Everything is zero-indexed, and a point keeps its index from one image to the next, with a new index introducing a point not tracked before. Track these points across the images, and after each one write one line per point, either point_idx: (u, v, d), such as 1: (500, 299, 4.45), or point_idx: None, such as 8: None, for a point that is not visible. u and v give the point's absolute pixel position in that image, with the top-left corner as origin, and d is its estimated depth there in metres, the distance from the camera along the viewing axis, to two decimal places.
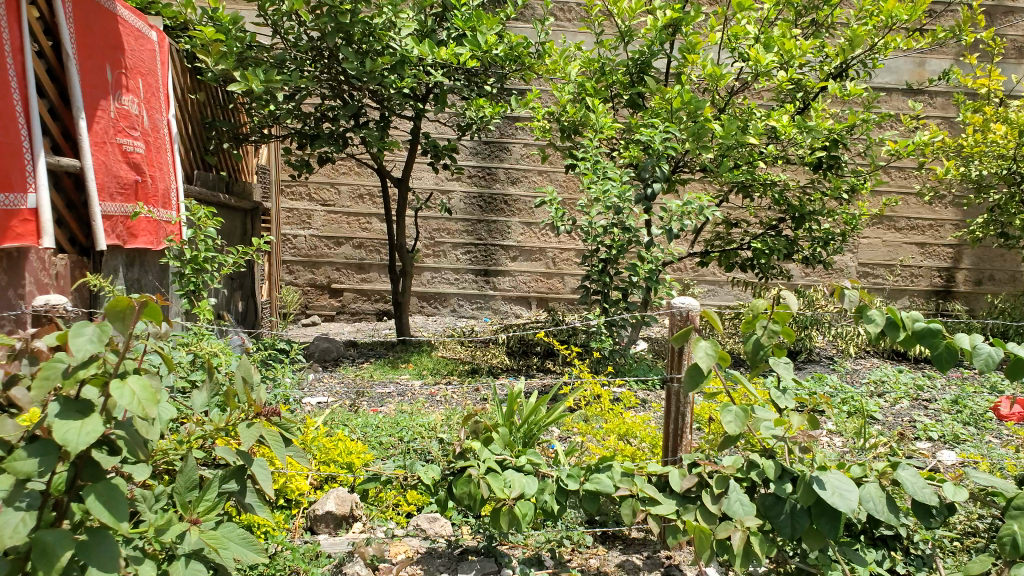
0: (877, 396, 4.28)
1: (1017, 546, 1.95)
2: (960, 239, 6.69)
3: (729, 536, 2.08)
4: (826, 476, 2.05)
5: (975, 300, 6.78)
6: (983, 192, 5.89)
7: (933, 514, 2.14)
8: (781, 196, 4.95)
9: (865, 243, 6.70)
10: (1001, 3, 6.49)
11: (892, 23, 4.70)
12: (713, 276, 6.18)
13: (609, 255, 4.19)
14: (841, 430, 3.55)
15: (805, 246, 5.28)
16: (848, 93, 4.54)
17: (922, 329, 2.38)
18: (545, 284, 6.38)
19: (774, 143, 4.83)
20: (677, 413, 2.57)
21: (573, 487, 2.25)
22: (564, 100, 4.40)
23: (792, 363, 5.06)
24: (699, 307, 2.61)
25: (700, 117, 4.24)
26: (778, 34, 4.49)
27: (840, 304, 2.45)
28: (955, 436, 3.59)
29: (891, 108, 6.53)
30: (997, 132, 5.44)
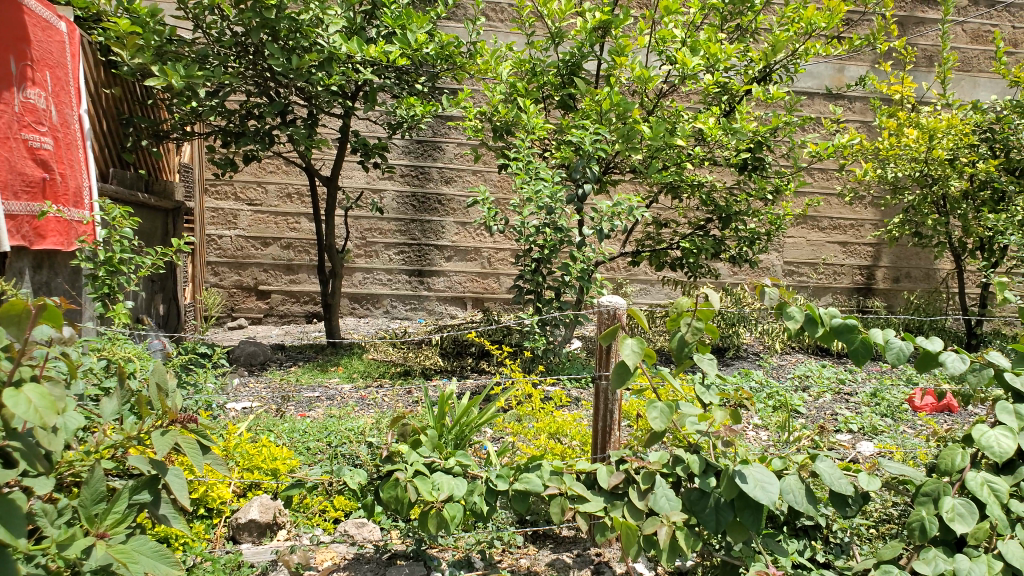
0: (801, 390, 4.41)
1: (925, 531, 2.04)
2: (878, 238, 6.96)
3: (656, 531, 2.10)
4: (748, 470, 2.09)
5: (892, 297, 7.06)
6: (899, 193, 6.14)
7: (849, 504, 2.22)
8: (708, 197, 5.07)
9: (790, 243, 6.90)
10: (913, 13, 6.79)
11: (812, 30, 4.85)
12: (645, 275, 6.28)
13: (541, 254, 4.20)
14: (766, 425, 3.64)
15: (732, 246, 5.41)
16: (772, 96, 4.67)
17: (839, 325, 2.46)
18: (480, 284, 6.38)
19: (701, 144, 4.93)
20: (606, 410, 2.60)
21: (502, 488, 2.24)
22: (495, 100, 4.40)
23: (721, 360, 5.17)
24: (625, 305, 2.64)
25: (629, 118, 4.32)
26: (704, 38, 4.58)
27: (761, 301, 2.51)
28: (873, 427, 3.73)
29: (813, 112, 6.75)
30: (911, 136, 5.69)
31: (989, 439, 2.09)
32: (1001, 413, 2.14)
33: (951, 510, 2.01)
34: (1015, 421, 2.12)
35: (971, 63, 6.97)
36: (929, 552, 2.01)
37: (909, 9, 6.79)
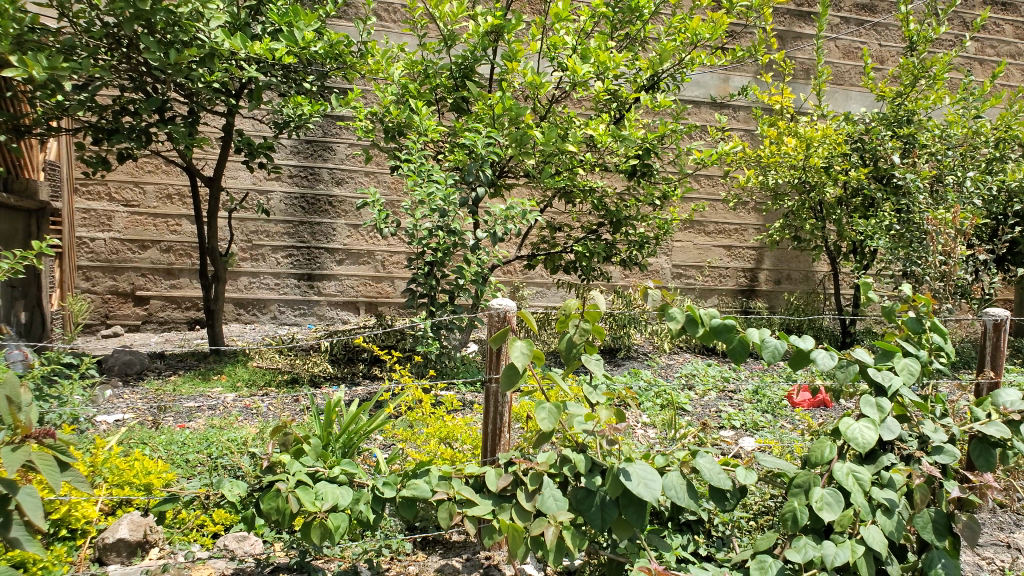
0: (688, 388, 4.55)
1: (796, 521, 2.14)
2: (760, 242, 7.30)
3: (543, 532, 2.11)
4: (631, 468, 2.13)
5: (774, 298, 7.40)
6: (778, 199, 6.45)
7: (728, 498, 2.29)
8: (599, 202, 5.17)
9: (678, 247, 7.14)
10: (791, 29, 7.16)
11: (698, 41, 5.04)
12: (541, 278, 6.33)
13: (434, 258, 4.14)
14: (653, 423, 3.74)
15: (623, 249, 5.53)
16: (659, 104, 4.81)
17: (718, 325, 2.55)
18: (374, 288, 6.27)
19: (592, 150, 5.01)
20: (496, 413, 2.60)
21: (389, 495, 2.21)
22: (387, 101, 4.33)
23: (612, 361, 5.28)
24: (515, 307, 2.65)
25: (521, 123, 4.36)
26: (594, 45, 4.66)
27: (644, 302, 2.58)
28: (754, 423, 3.90)
29: (699, 120, 7.00)
30: (789, 145, 6.00)
31: (854, 431, 2.22)
32: (864, 406, 2.27)
33: (820, 499, 2.11)
34: (877, 414, 2.26)
35: (844, 77, 7.40)
36: (799, 540, 2.10)
37: (787, 24, 7.16)
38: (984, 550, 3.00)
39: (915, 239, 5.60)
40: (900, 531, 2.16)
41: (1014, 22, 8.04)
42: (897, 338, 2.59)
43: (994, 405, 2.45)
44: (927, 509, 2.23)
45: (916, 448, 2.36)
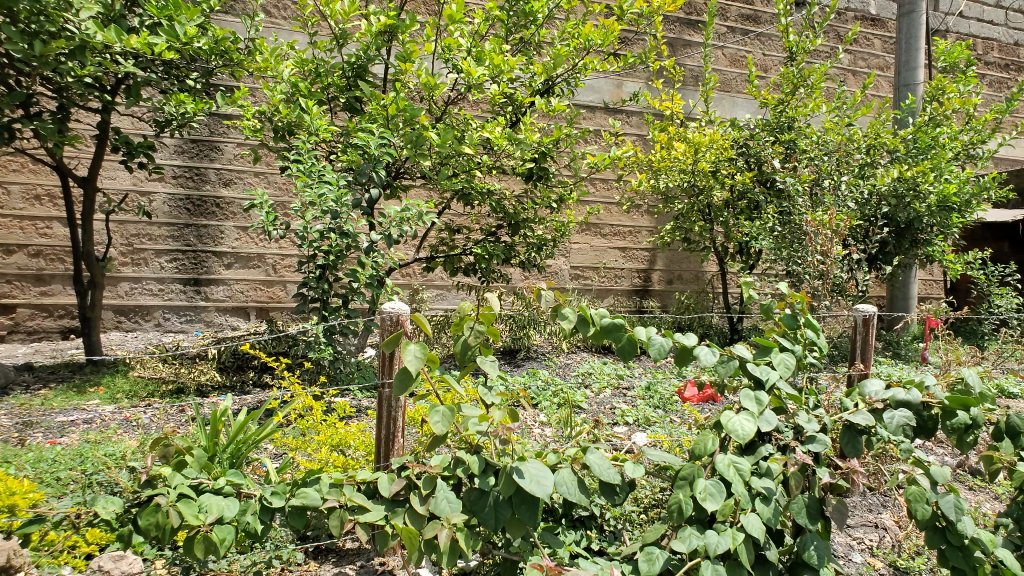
0: (584, 387, 4.64)
1: (681, 512, 2.21)
2: (653, 243, 7.53)
3: (436, 534, 2.10)
4: (524, 466, 2.16)
5: (666, 298, 7.66)
6: (669, 202, 6.67)
7: (617, 492, 2.35)
8: (497, 205, 5.18)
9: (576, 248, 7.26)
10: (680, 37, 7.42)
11: (590, 46, 5.13)
12: (440, 281, 6.31)
13: (326, 261, 4.04)
14: (550, 422, 3.80)
15: (521, 251, 5.58)
16: (554, 109, 4.87)
17: (608, 324, 2.61)
18: (265, 293, 6.09)
19: (489, 153, 5.01)
20: (389, 418, 2.58)
21: (278, 505, 2.13)
22: (275, 100, 4.21)
23: (511, 361, 5.32)
24: (409, 310, 2.63)
25: (416, 124, 4.32)
26: (488, 48, 4.67)
27: (537, 303, 2.61)
28: (646, 419, 4.02)
29: (594, 124, 7.15)
30: (679, 150, 6.24)
31: (734, 423, 2.31)
32: (744, 399, 2.38)
33: (704, 490, 2.19)
34: (756, 406, 2.37)
35: (730, 85, 7.73)
36: (684, 530, 2.18)
37: (677, 32, 7.41)
38: (856, 531, 3.20)
39: (795, 240, 5.89)
40: (776, 517, 2.27)
41: (882, 37, 8.61)
42: (775, 334, 2.73)
43: (861, 395, 2.61)
44: (802, 495, 2.36)
45: (791, 438, 2.49)
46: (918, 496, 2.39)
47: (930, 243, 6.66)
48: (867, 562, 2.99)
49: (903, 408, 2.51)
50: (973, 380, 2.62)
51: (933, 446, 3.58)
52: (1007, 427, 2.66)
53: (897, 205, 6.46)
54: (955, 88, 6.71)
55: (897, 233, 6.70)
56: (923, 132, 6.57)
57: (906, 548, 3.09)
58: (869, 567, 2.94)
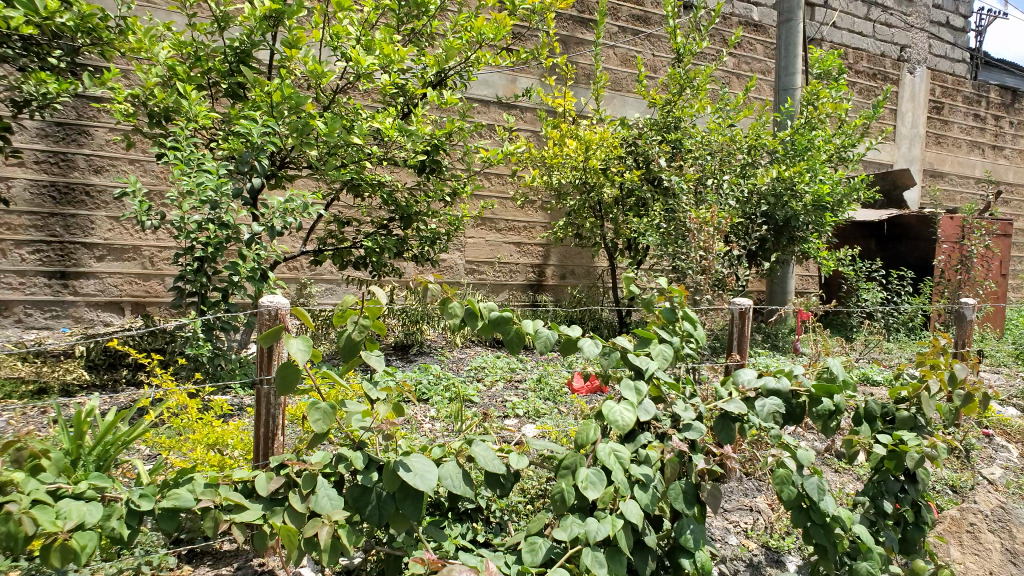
0: (475, 380, 4.65)
1: (564, 501, 2.25)
2: (547, 238, 7.63)
3: (316, 532, 2.03)
4: (409, 460, 2.12)
5: (559, 292, 7.79)
6: (562, 198, 6.78)
7: (501, 484, 2.36)
8: (389, 197, 5.09)
9: (471, 243, 7.25)
10: (573, 35, 7.53)
11: (483, 41, 5.13)
12: (330, 275, 6.17)
13: (205, 253, 3.88)
14: (440, 416, 3.78)
15: (413, 245, 5.51)
16: (446, 101, 4.83)
17: (496, 317, 2.61)
18: (141, 287, 5.80)
19: (380, 144, 4.92)
20: (268, 415, 2.51)
21: (146, 508, 2.01)
22: (150, 83, 3.98)
23: (403, 357, 5.25)
24: (289, 304, 2.55)
25: (302, 113, 4.20)
26: (378, 38, 4.59)
27: (423, 297, 2.59)
28: (536, 411, 4.07)
29: (489, 118, 7.16)
30: (571, 147, 6.33)
31: (615, 412, 2.37)
32: (624, 389, 2.45)
33: (585, 479, 2.24)
34: (635, 396, 2.44)
35: (621, 84, 7.91)
36: (566, 519, 2.22)
37: (570, 30, 7.52)
38: (732, 515, 3.34)
39: (679, 236, 6.09)
40: (654, 503, 2.34)
41: (763, 43, 9.04)
42: (655, 326, 2.82)
43: (735, 384, 2.72)
44: (679, 481, 2.44)
45: (669, 426, 2.58)
46: (785, 479, 2.52)
47: (806, 240, 7.02)
48: (742, 544, 3.14)
49: (773, 397, 2.64)
50: (837, 369, 2.77)
51: (804, 432, 3.79)
52: (865, 412, 2.85)
53: (775, 203, 6.79)
54: (828, 94, 7.09)
55: (775, 230, 7.04)
56: (799, 135, 6.94)
57: (777, 529, 3.26)
58: (743, 548, 3.09)
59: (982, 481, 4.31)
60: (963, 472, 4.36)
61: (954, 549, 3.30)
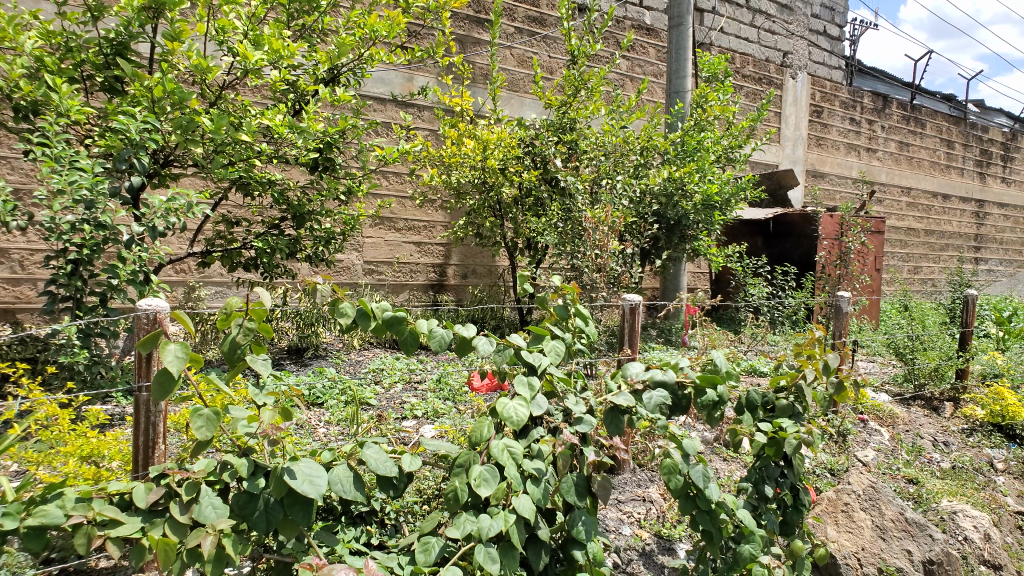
0: (373, 382, 4.59)
1: (458, 499, 2.25)
2: (447, 238, 7.61)
3: (199, 542, 1.97)
4: (296, 466, 2.06)
5: (460, 292, 7.79)
6: (461, 197, 6.78)
7: (394, 484, 2.34)
8: (281, 196, 4.96)
9: (369, 243, 7.15)
10: (469, 35, 7.56)
11: (376, 37, 5.07)
12: (220, 277, 5.96)
13: (79, 255, 3.66)
14: (336, 419, 3.72)
15: (307, 245, 5.38)
16: (339, 99, 4.74)
17: (389, 317, 2.58)
18: (11, 293, 5.45)
19: (270, 141, 4.77)
20: (148, 424, 2.41)
21: (11, 527, 1.79)
22: (14, 74, 3.72)
23: (298, 361, 5.12)
24: (169, 307, 2.46)
25: (186, 108, 4.04)
26: (267, 33, 4.46)
27: (312, 298, 2.53)
28: (435, 411, 4.06)
29: (385, 116, 7.08)
30: (469, 146, 6.32)
31: (508, 409, 2.39)
32: (518, 385, 2.47)
33: (478, 476, 2.25)
34: (529, 392, 2.47)
35: (518, 85, 7.99)
36: (459, 517, 2.22)
37: (466, 29, 7.54)
38: (626, 506, 3.44)
39: (576, 235, 6.20)
40: (547, 497, 2.38)
41: (654, 47, 9.33)
42: (548, 322, 2.87)
43: (624, 377, 2.79)
44: (571, 474, 2.49)
45: (561, 420, 2.63)
46: (672, 468, 2.60)
47: (696, 238, 7.31)
48: (635, 533, 3.24)
49: (661, 389, 2.73)
50: (720, 362, 2.89)
51: (693, 423, 3.94)
52: (747, 402, 2.97)
53: (666, 203, 7.04)
54: (715, 96, 7.37)
55: (667, 229, 7.27)
56: (689, 137, 7.20)
57: (669, 518, 3.38)
58: (636, 538, 3.19)
59: (856, 463, 4.60)
60: (840, 456, 4.64)
61: (830, 528, 3.50)
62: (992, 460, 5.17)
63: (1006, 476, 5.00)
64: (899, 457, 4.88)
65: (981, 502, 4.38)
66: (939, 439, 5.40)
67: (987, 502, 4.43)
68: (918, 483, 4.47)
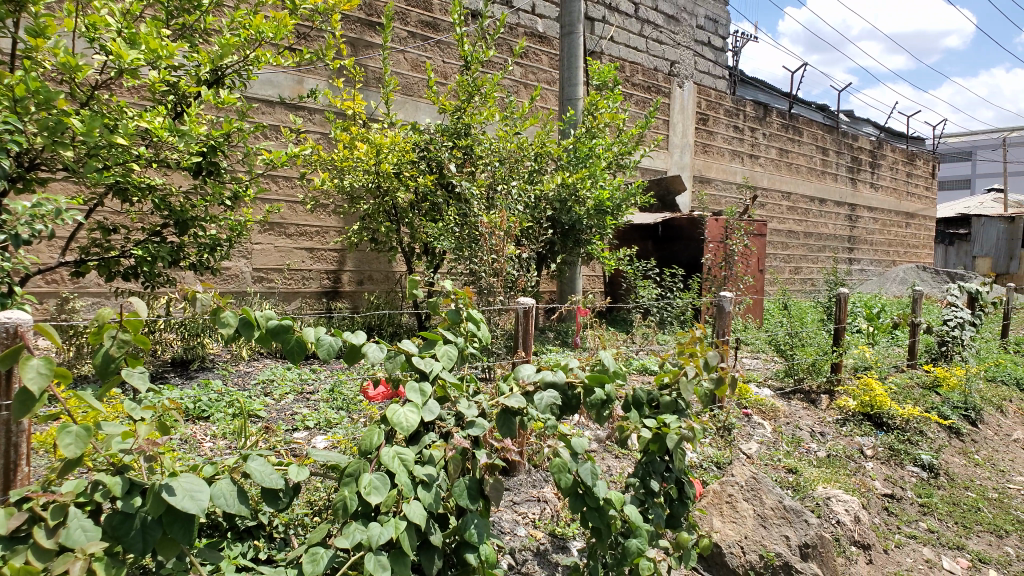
0: (263, 394, 4.45)
1: (347, 509, 2.23)
2: (341, 243, 7.49)
3: (67, 568, 1.80)
4: (174, 482, 1.97)
5: (356, 298, 7.68)
6: (354, 203, 6.58)
7: (281, 497, 2.29)
8: (161, 202, 4.73)
9: (258, 249, 6.93)
10: (362, 38, 7.48)
11: (263, 38, 4.94)
12: (96, 288, 5.65)
13: None
14: (224, 433, 3.61)
15: (192, 253, 5.18)
16: (223, 101, 4.58)
17: (275, 326, 2.52)
18: None
19: (149, 144, 4.56)
20: (8, 445, 2.25)
21: None
22: None
23: (183, 373, 4.92)
24: (32, 320, 2.30)
25: (52, 109, 3.79)
26: (143, 31, 4.25)
27: (193, 306, 2.43)
28: (328, 421, 4.00)
29: (274, 119, 6.91)
30: (361, 150, 6.18)
31: (400, 416, 2.38)
32: (409, 392, 2.47)
33: (369, 484, 2.23)
34: (420, 397, 2.46)
35: (412, 89, 7.96)
36: (348, 526, 2.19)
37: (358, 32, 7.46)
38: (521, 507, 3.48)
39: (472, 239, 6.23)
40: (437, 502, 2.38)
41: (548, 54, 9.50)
42: (441, 327, 2.87)
43: (516, 379, 2.82)
44: (463, 477, 2.50)
45: (453, 425, 2.65)
46: (561, 467, 2.65)
47: (590, 243, 7.48)
48: (530, 534, 3.28)
49: (551, 390, 2.78)
50: (608, 362, 2.98)
51: (586, 422, 4.05)
52: (634, 400, 3.08)
53: (560, 209, 7.20)
54: (605, 105, 7.57)
55: (562, 234, 7.43)
56: (581, 143, 7.37)
57: (562, 517, 3.44)
58: (531, 538, 3.23)
59: (740, 456, 4.82)
60: (725, 449, 4.86)
61: (716, 520, 3.67)
62: (862, 448, 5.53)
63: (875, 462, 5.36)
64: (779, 448, 5.16)
65: (852, 487, 4.68)
66: (816, 430, 5.73)
67: (858, 487, 4.74)
68: (796, 472, 4.73)
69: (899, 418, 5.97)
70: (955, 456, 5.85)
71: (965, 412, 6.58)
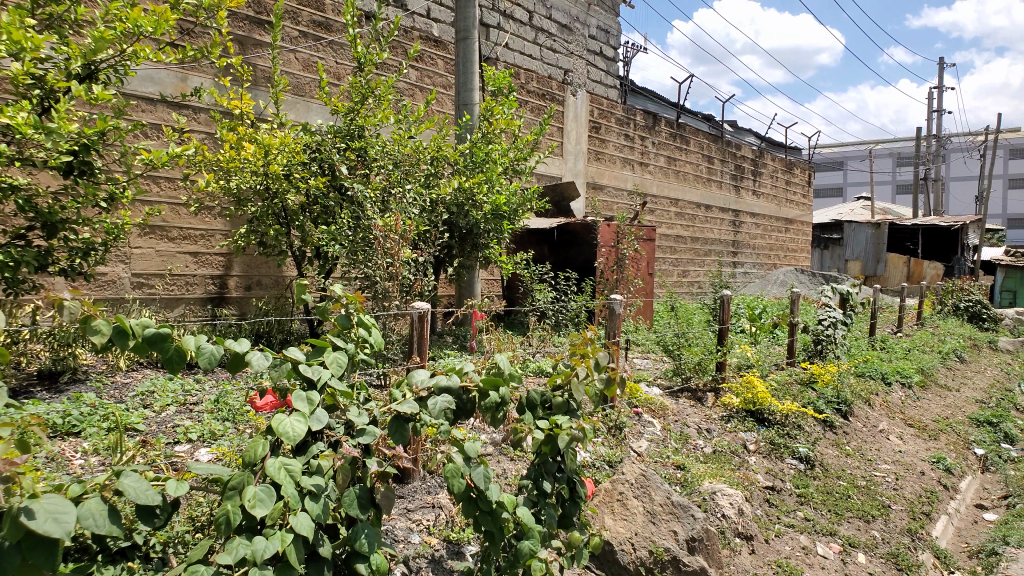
0: (141, 407, 4.23)
1: (229, 523, 2.13)
2: (227, 247, 7.21)
3: None
4: (34, 504, 1.83)
5: (243, 305, 7.42)
6: (241, 206, 6.36)
7: (157, 515, 2.17)
8: (27, 203, 4.40)
9: (138, 253, 6.60)
10: (250, 36, 7.25)
11: (140, 33, 4.68)
12: None
13: None
14: (97, 449, 3.41)
15: (61, 258, 4.86)
16: (96, 97, 4.30)
17: (152, 334, 2.36)
18: None
19: (10, 140, 4.26)
20: None
21: None
22: None
23: (51, 386, 4.61)
24: None
25: None
26: (3, 20, 3.95)
27: (59, 315, 2.29)
28: (212, 433, 3.85)
29: (155, 117, 6.59)
30: (248, 151, 6.03)
31: (286, 425, 2.30)
32: (297, 401, 2.39)
33: (252, 497, 2.15)
34: (307, 407, 2.39)
35: (304, 89, 7.77)
36: (232, 541, 2.10)
37: (246, 30, 7.22)
38: (415, 514, 3.45)
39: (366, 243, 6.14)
40: (326, 513, 2.32)
41: (443, 58, 9.50)
42: (331, 333, 2.80)
43: (409, 385, 2.79)
44: (352, 487, 2.46)
45: (343, 433, 2.59)
46: (454, 472, 2.64)
47: (487, 247, 7.50)
48: (424, 541, 3.26)
49: (445, 394, 2.77)
50: (503, 364, 3.00)
51: (482, 426, 4.08)
52: (528, 402, 3.11)
53: (457, 212, 7.24)
54: (501, 111, 7.63)
55: (458, 238, 7.43)
56: (477, 148, 7.39)
57: (457, 522, 3.44)
58: (425, 545, 3.21)
59: (631, 454, 4.95)
60: (616, 448, 4.98)
61: (607, 518, 3.76)
62: (746, 442, 5.80)
63: (757, 456, 5.63)
64: (669, 446, 5.33)
65: (735, 481, 4.89)
66: (703, 427, 5.96)
67: (741, 481, 4.96)
68: (684, 468, 4.91)
69: (779, 414, 6.29)
70: (829, 447, 6.22)
71: (837, 406, 7.01)
